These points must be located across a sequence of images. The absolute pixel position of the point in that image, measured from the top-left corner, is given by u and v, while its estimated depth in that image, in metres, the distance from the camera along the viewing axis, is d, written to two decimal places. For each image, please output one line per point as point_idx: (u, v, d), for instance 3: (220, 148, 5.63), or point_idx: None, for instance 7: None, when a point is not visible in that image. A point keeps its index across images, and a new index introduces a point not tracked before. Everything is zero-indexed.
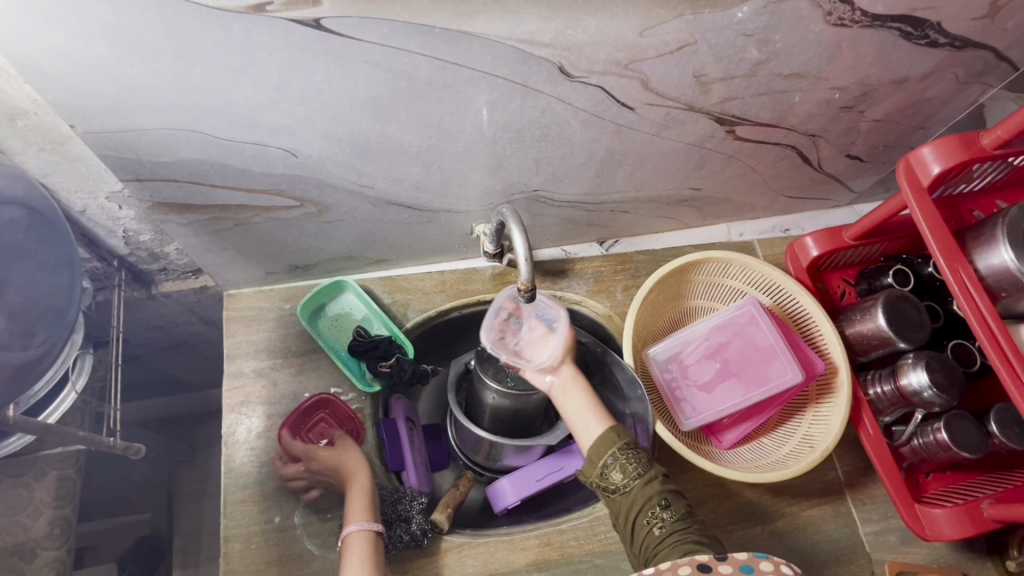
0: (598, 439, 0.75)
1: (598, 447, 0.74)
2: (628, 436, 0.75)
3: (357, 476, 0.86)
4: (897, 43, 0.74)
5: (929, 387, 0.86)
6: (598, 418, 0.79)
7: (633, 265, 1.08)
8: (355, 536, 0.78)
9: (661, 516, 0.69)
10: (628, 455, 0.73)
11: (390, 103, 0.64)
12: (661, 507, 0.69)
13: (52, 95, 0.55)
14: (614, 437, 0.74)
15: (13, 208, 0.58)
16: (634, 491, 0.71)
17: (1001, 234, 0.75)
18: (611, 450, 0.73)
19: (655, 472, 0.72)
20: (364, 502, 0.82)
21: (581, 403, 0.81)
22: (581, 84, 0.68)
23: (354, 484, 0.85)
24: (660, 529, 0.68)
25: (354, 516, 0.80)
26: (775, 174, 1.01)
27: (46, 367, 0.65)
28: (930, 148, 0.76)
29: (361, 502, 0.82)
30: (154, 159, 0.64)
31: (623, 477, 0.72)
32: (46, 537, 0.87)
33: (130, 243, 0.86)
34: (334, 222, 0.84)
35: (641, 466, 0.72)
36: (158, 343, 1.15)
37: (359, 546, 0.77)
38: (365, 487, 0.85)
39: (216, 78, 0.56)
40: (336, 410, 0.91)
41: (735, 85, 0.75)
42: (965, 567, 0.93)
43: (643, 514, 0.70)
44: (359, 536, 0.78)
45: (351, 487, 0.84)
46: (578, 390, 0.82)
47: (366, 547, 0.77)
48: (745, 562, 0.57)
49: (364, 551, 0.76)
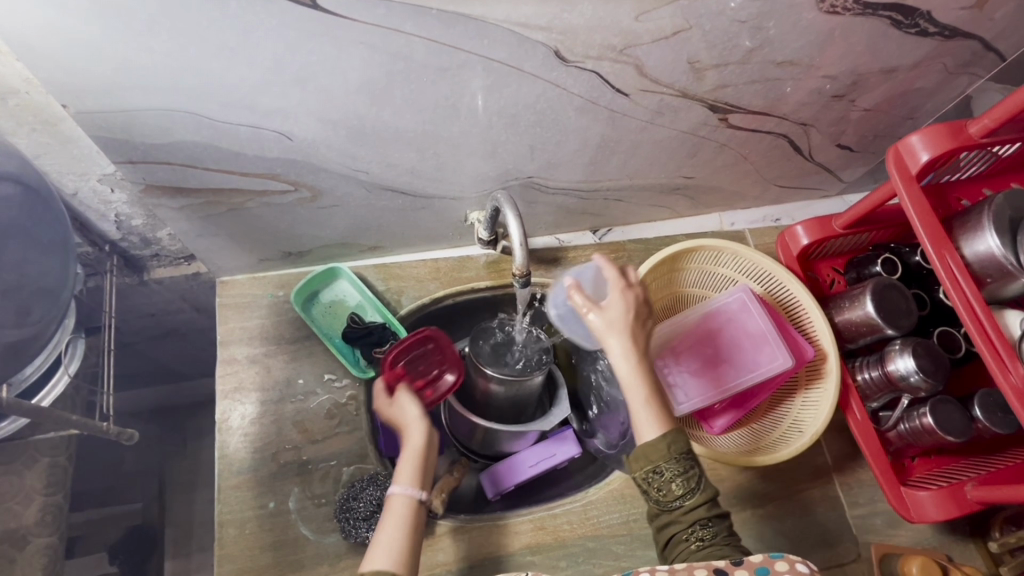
0: (645, 445, 0.66)
1: (644, 453, 0.66)
2: (682, 446, 0.65)
3: (416, 433, 0.76)
4: (887, 32, 0.75)
5: (915, 372, 0.88)
6: (653, 420, 0.67)
7: (626, 254, 1.10)
8: (396, 499, 0.70)
9: (700, 535, 0.64)
10: (678, 471, 0.65)
11: (386, 86, 0.64)
12: (703, 527, 0.65)
13: (44, 74, 0.54)
14: (664, 448, 0.65)
15: (6, 184, 0.57)
16: (678, 508, 0.66)
17: (987, 221, 0.76)
18: (657, 461, 0.65)
19: (704, 496, 0.65)
20: (417, 463, 0.74)
21: (635, 395, 0.68)
22: (577, 69, 0.68)
23: (410, 439, 0.76)
24: (697, 548, 0.64)
25: (401, 475, 0.72)
26: (766, 163, 1.02)
27: (40, 349, 0.65)
28: (918, 136, 0.78)
29: (412, 462, 0.74)
30: (147, 141, 0.64)
31: (668, 493, 0.65)
32: (38, 524, 0.86)
33: (122, 228, 0.86)
34: (328, 208, 0.84)
35: (690, 487, 0.65)
36: (150, 331, 1.15)
37: (397, 510, 0.69)
38: (421, 444, 0.75)
39: (210, 59, 0.55)
40: (443, 349, 0.87)
41: (728, 73, 0.75)
42: (947, 549, 0.95)
43: (682, 530, 0.65)
44: (399, 499, 0.70)
45: (405, 441, 0.76)
46: (631, 380, 0.68)
47: (406, 514, 0.69)
48: (762, 564, 0.57)
49: (402, 516, 0.68)
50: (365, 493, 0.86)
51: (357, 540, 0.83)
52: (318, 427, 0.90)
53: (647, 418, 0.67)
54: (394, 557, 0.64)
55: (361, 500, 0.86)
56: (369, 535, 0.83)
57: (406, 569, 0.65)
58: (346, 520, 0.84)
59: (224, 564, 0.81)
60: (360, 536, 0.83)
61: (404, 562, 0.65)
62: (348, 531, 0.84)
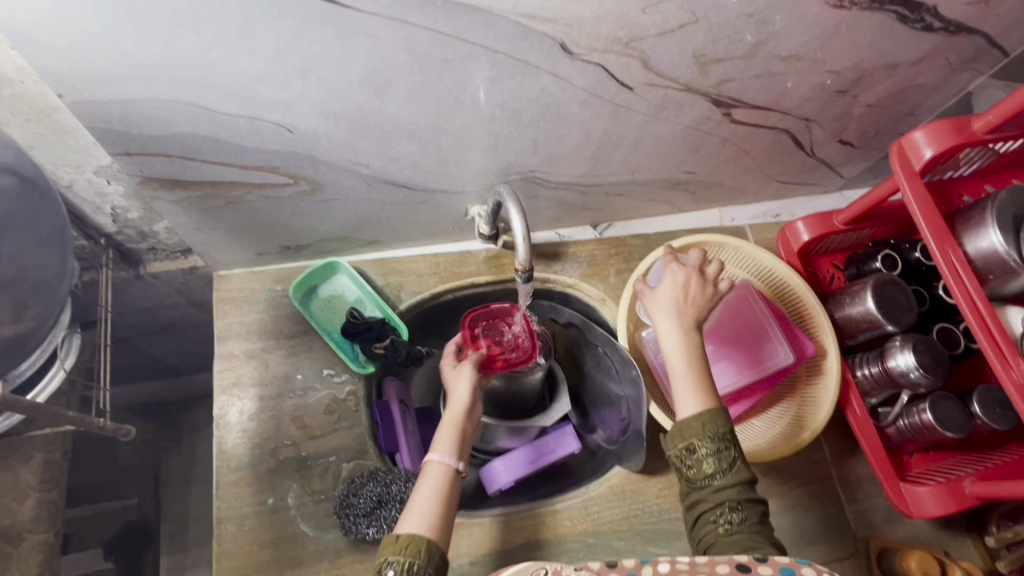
0: (683, 421, 0.70)
1: (681, 430, 0.69)
2: (717, 427, 0.68)
3: (458, 402, 0.78)
4: (894, 27, 0.75)
5: (915, 368, 0.88)
6: (693, 396, 0.71)
7: (626, 249, 1.09)
8: (433, 466, 0.71)
9: (728, 518, 0.65)
10: (711, 451, 0.67)
11: (389, 78, 0.63)
12: (732, 510, 0.65)
13: (40, 63, 0.53)
14: (700, 427, 0.68)
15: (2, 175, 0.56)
16: (707, 488, 0.67)
17: (990, 218, 0.76)
18: (692, 438, 0.68)
19: (736, 478, 0.67)
20: (457, 433, 0.75)
21: (678, 372, 0.73)
22: (582, 62, 0.67)
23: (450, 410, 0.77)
24: (724, 530, 0.65)
25: (439, 444, 0.73)
26: (768, 158, 1.02)
27: (36, 344, 0.63)
28: (922, 132, 0.77)
29: (452, 432, 0.75)
30: (145, 132, 0.63)
31: (699, 472, 0.67)
32: (33, 521, 0.85)
33: (118, 221, 0.84)
34: (328, 202, 0.83)
35: (721, 468, 0.67)
36: (145, 326, 1.13)
37: (433, 477, 0.70)
38: (459, 417, 0.76)
39: (211, 48, 0.54)
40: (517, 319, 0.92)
41: (733, 67, 0.74)
42: (944, 544, 0.96)
43: (710, 511, 0.66)
44: (436, 467, 0.71)
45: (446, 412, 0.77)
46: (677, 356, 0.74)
47: (442, 480, 0.70)
48: (787, 564, 0.54)
49: (438, 484, 0.69)
50: (365, 489, 0.85)
51: (357, 536, 0.83)
52: (317, 423, 0.89)
53: (688, 393, 0.71)
54: (427, 524, 0.65)
55: (361, 496, 0.85)
56: (369, 532, 0.83)
57: (439, 537, 0.65)
58: (346, 517, 0.83)
59: (223, 560, 0.81)
60: (360, 532, 0.83)
61: (437, 530, 0.65)
62: (348, 528, 0.83)
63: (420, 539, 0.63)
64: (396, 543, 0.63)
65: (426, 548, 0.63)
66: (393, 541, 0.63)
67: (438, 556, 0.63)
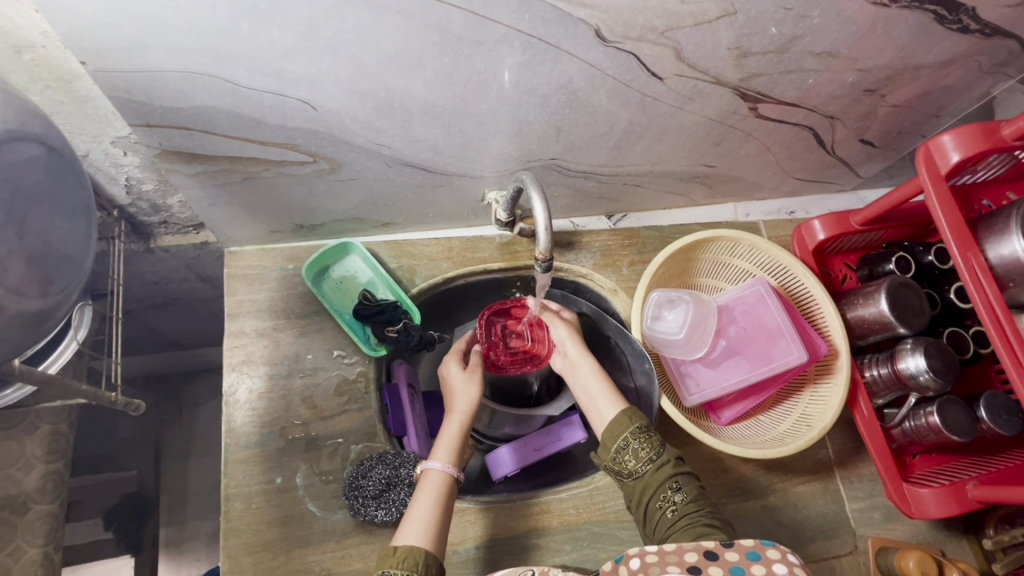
0: (611, 423, 0.75)
1: (612, 431, 0.74)
2: (642, 419, 0.75)
3: (460, 409, 0.81)
4: (930, 27, 0.73)
5: (925, 372, 0.88)
6: (612, 399, 0.79)
7: (641, 240, 1.07)
8: (433, 474, 0.73)
9: (673, 498, 0.69)
10: (641, 438, 0.73)
11: (419, 58, 0.61)
12: (674, 490, 0.70)
13: (64, 29, 0.51)
14: (627, 421, 0.74)
15: (31, 145, 0.53)
16: (646, 476, 0.71)
17: (1014, 224, 0.77)
18: (624, 434, 0.73)
19: (669, 456, 0.72)
20: (455, 441, 0.78)
21: (594, 383, 0.81)
22: (615, 49, 0.66)
23: (452, 418, 0.81)
24: (673, 511, 0.68)
25: (438, 452, 0.76)
26: (789, 154, 1.01)
27: (58, 321, 0.62)
28: (950, 136, 0.77)
29: (450, 440, 0.78)
30: (166, 105, 0.62)
31: (637, 461, 0.72)
32: (39, 491, 0.85)
33: (131, 193, 0.83)
34: (345, 181, 0.82)
35: (656, 450, 0.72)
36: (152, 299, 1.12)
37: (433, 485, 0.73)
38: (460, 426, 0.80)
39: (241, 20, 0.53)
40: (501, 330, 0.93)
41: (765, 61, 0.73)
42: (940, 544, 0.98)
43: (655, 498, 0.70)
44: (436, 475, 0.73)
45: (450, 418, 0.81)
46: (592, 372, 0.82)
47: (441, 489, 0.72)
48: (752, 548, 0.54)
49: (437, 493, 0.72)
50: (374, 472, 0.85)
51: (365, 518, 0.83)
52: (327, 404, 0.89)
53: (608, 402, 0.79)
54: (426, 537, 0.67)
55: (370, 478, 0.84)
56: (377, 514, 0.82)
57: (434, 547, 0.67)
58: (355, 498, 0.83)
59: (230, 538, 0.81)
60: (367, 514, 0.83)
61: (434, 542, 0.67)
62: (357, 509, 0.83)
63: (418, 551, 0.64)
64: (394, 555, 0.64)
65: (424, 559, 0.64)
66: (391, 553, 0.64)
67: (436, 566, 0.65)
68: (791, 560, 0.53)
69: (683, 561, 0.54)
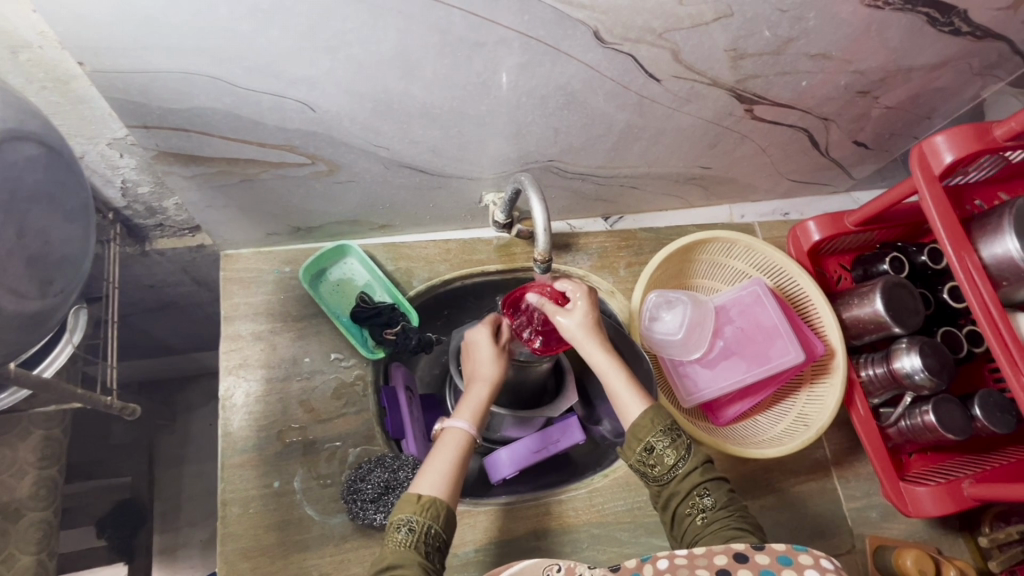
0: (635, 424, 0.73)
1: (635, 431, 0.73)
2: (664, 420, 0.73)
3: (485, 376, 0.82)
4: (923, 30, 0.75)
5: (921, 371, 0.88)
6: (631, 392, 0.77)
7: (637, 242, 1.08)
8: (454, 432, 0.75)
9: (702, 505, 0.70)
10: (667, 442, 0.72)
11: (419, 60, 0.62)
12: (702, 496, 0.71)
13: (63, 29, 0.51)
14: (651, 423, 0.73)
15: (30, 144, 0.52)
16: (673, 483, 0.72)
17: (1008, 224, 0.78)
18: (648, 437, 0.72)
19: (695, 462, 0.72)
20: (478, 406, 0.80)
21: (613, 376, 0.78)
22: (613, 51, 0.66)
23: (477, 383, 0.82)
24: (703, 518, 0.69)
25: (462, 413, 0.78)
26: (784, 155, 1.01)
27: (55, 325, 0.61)
28: (944, 137, 0.77)
29: (475, 404, 0.80)
30: (165, 106, 0.61)
31: (663, 467, 0.72)
32: (31, 498, 0.84)
33: (127, 195, 0.83)
34: (343, 183, 0.82)
35: (681, 456, 0.72)
36: (146, 303, 1.11)
37: (454, 440, 0.74)
38: (485, 394, 0.81)
39: (242, 20, 0.53)
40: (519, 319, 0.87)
41: (761, 63, 0.74)
42: (937, 542, 0.98)
43: (683, 505, 0.70)
44: (458, 432, 0.75)
45: (473, 385, 0.82)
46: (609, 363, 0.78)
47: (461, 445, 0.74)
48: (784, 552, 0.54)
49: (456, 449, 0.73)
50: (372, 475, 0.85)
51: (364, 522, 0.82)
52: (325, 407, 0.89)
53: (631, 397, 0.76)
54: (444, 486, 0.69)
55: (369, 482, 0.84)
56: (376, 518, 0.82)
57: (451, 497, 0.69)
58: (353, 502, 0.83)
59: (227, 543, 0.80)
60: (366, 518, 0.82)
61: (451, 492, 0.69)
62: (356, 513, 0.82)
63: (440, 501, 0.67)
64: (417, 501, 0.67)
65: (444, 511, 0.67)
66: (415, 499, 0.67)
67: (453, 518, 0.68)
68: (823, 565, 0.53)
69: (712, 564, 0.54)
